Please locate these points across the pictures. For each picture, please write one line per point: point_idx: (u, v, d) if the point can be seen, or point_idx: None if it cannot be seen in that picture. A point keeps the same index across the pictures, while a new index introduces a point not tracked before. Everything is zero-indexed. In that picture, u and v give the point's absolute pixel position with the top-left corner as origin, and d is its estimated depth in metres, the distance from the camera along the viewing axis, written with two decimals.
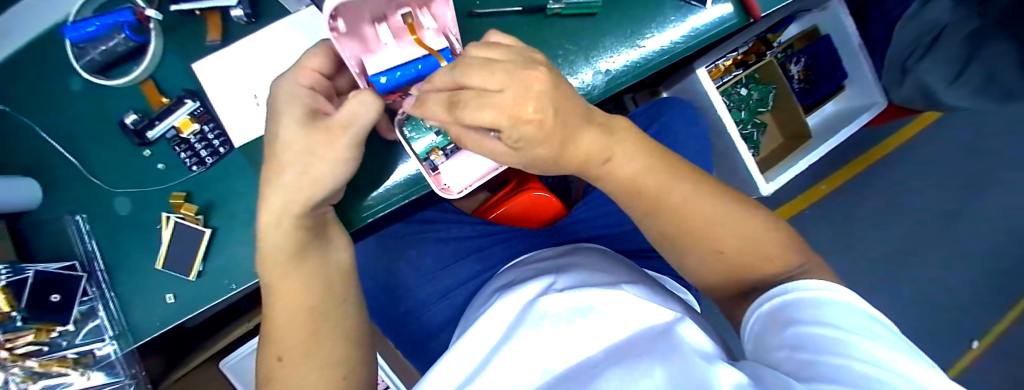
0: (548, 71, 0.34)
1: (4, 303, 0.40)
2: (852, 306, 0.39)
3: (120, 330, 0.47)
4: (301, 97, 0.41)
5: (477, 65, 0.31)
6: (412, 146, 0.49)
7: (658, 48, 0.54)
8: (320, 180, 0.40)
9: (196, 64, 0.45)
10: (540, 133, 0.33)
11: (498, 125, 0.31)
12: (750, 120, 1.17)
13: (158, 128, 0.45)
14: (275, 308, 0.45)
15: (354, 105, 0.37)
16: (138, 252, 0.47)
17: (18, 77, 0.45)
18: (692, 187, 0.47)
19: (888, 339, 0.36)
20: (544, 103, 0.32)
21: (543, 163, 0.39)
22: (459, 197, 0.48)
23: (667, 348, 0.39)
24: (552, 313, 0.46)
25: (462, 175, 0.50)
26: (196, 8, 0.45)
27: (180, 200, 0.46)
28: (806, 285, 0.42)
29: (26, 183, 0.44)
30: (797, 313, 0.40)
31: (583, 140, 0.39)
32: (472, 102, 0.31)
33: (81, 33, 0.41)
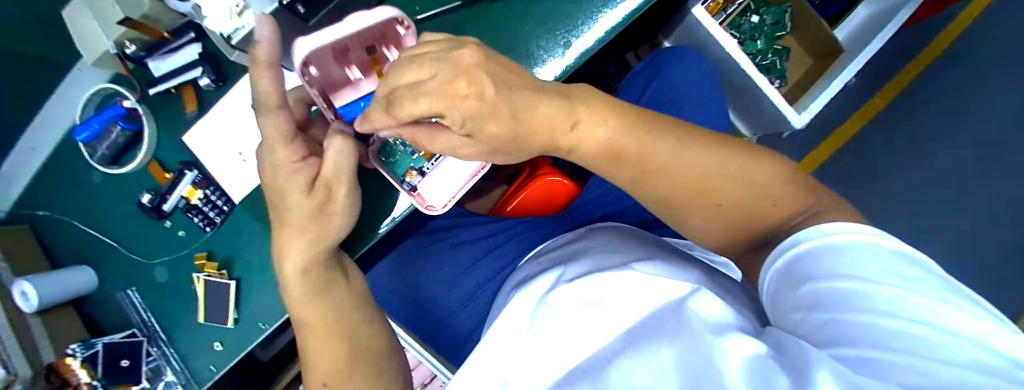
0: (478, 47, 0.36)
1: (85, 375, 0.46)
2: (875, 246, 0.33)
3: (186, 379, 0.53)
4: (289, 166, 0.42)
5: (406, 61, 0.34)
6: (389, 171, 0.49)
7: (627, 6, 0.47)
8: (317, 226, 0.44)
9: (187, 137, 0.50)
10: (483, 110, 0.35)
11: (437, 110, 0.34)
12: (768, 48, 1.06)
13: (169, 201, 0.50)
14: (308, 336, 0.47)
15: (334, 158, 0.42)
16: (182, 312, 0.53)
17: (54, 180, 0.53)
18: (678, 137, 0.43)
19: (915, 279, 0.31)
20: (476, 76, 0.34)
21: (502, 144, 0.38)
22: (444, 212, 0.50)
23: (676, 325, 0.36)
24: (562, 305, 0.44)
25: (442, 189, 0.50)
26: (170, 87, 0.48)
27: (203, 260, 0.51)
28: (822, 231, 0.36)
29: (82, 270, 0.51)
30: (810, 266, 0.35)
31: (540, 110, 0.38)
32: (408, 95, 0.33)
33: (90, 131, 0.48)
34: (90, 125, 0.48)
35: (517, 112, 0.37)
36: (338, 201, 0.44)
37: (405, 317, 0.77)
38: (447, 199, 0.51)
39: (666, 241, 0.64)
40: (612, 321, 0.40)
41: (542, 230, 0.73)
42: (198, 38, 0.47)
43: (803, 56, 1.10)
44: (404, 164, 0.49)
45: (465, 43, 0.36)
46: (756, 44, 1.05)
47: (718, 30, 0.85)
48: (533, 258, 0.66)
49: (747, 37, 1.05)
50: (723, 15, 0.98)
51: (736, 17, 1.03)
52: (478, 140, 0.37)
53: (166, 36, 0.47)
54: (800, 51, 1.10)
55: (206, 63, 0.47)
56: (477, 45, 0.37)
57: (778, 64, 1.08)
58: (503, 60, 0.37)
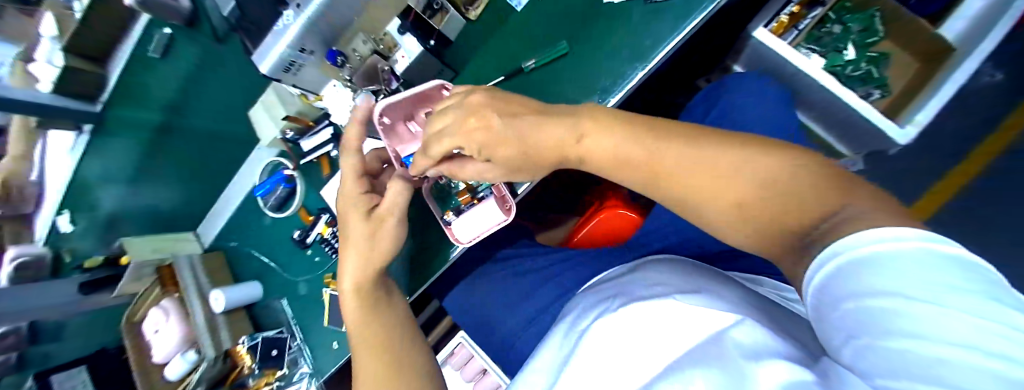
0: (486, 91, 0.49)
1: (250, 358, 0.68)
2: (919, 252, 0.23)
3: (314, 368, 0.69)
4: (360, 200, 0.56)
5: (438, 112, 0.50)
6: (437, 205, 0.63)
7: (649, 58, 0.51)
8: (380, 249, 0.56)
9: (323, 191, 0.66)
10: (489, 139, 0.48)
11: (456, 144, 0.48)
12: (862, 57, 0.95)
13: (311, 235, 0.68)
14: (360, 356, 0.54)
15: (392, 196, 0.54)
16: (315, 319, 0.69)
17: (243, 219, 0.76)
18: (686, 143, 0.43)
19: (979, 291, 0.21)
20: (484, 114, 0.47)
21: (517, 164, 0.50)
22: (467, 246, 0.60)
23: (712, 349, 0.34)
24: (611, 331, 0.48)
25: (472, 227, 0.60)
26: (313, 158, 0.67)
27: (330, 278, 0.67)
28: (849, 245, 0.26)
29: (251, 285, 0.72)
30: (844, 285, 0.25)
31: (545, 131, 0.47)
32: (437, 137, 0.49)
33: (265, 189, 0.69)
34: (266, 184, 0.69)
35: (523, 137, 0.47)
36: (388, 231, 0.55)
37: (482, 336, 0.88)
38: (475, 236, 0.60)
39: (725, 274, 0.63)
40: (658, 351, 0.43)
41: (605, 259, 0.78)
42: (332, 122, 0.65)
43: (906, 57, 1.00)
44: (451, 202, 0.62)
45: (475, 90, 0.50)
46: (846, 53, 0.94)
47: (786, 48, 0.84)
48: (588, 288, 0.71)
49: (830, 49, 0.95)
50: (794, 31, 0.92)
51: (813, 29, 0.96)
52: (496, 161, 0.50)
53: (311, 124, 0.65)
54: (903, 54, 0.99)
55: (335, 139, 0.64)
56: (487, 89, 0.51)
57: (875, 73, 0.96)
58: (506, 97, 0.49)
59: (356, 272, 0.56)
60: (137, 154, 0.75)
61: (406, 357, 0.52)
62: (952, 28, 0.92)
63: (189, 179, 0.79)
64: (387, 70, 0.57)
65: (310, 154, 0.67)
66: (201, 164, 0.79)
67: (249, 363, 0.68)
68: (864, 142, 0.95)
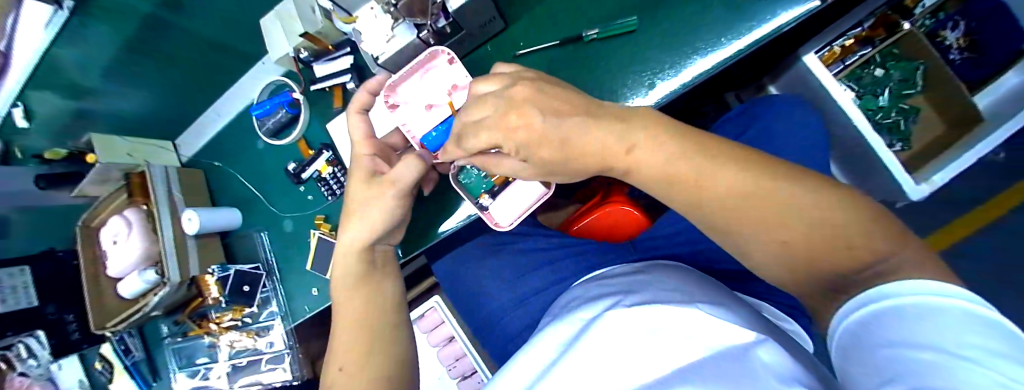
0: (532, 83, 0.42)
1: (217, 290, 0.62)
2: (960, 308, 0.27)
3: (286, 312, 0.64)
4: (363, 164, 0.53)
5: (474, 101, 0.44)
6: (464, 189, 0.54)
7: (715, 58, 0.49)
8: (374, 224, 0.51)
9: (330, 124, 0.61)
10: (532, 137, 0.41)
11: (494, 141, 0.42)
12: (893, 106, 0.93)
13: (307, 172, 0.62)
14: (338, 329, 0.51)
15: (400, 167, 0.50)
16: (296, 260, 0.64)
17: (232, 137, 0.70)
18: (742, 168, 0.39)
19: (982, 331, 0.25)
20: (526, 110, 0.41)
21: (556, 166, 0.43)
22: (509, 230, 0.53)
23: (745, 372, 0.34)
24: (623, 326, 0.44)
25: (509, 210, 0.54)
26: (326, 86, 0.60)
27: (321, 220, 0.62)
28: (899, 291, 0.30)
29: (231, 212, 0.65)
30: (875, 329, 0.30)
31: (590, 138, 0.41)
32: (473, 131, 0.43)
33: (263, 110, 0.62)
34: (264, 105, 0.62)
35: (565, 140, 0.41)
36: (387, 202, 0.50)
37: (464, 306, 0.85)
38: (514, 218, 0.54)
39: (737, 295, 0.60)
40: (669, 350, 0.39)
41: (605, 254, 0.75)
42: (352, 51, 0.59)
43: (935, 119, 0.93)
44: (478, 187, 0.54)
45: (519, 78, 0.43)
46: (877, 100, 0.93)
47: (833, 82, 0.79)
48: (591, 279, 0.69)
49: (868, 92, 0.94)
50: (840, 65, 0.88)
51: (856, 68, 0.92)
52: (533, 163, 0.44)
53: (330, 48, 0.58)
54: (932, 112, 0.93)
55: (353, 71, 0.59)
56: (533, 79, 0.44)
57: (902, 125, 0.94)
58: (557, 92, 0.42)
59: (359, 235, 0.51)
60: (114, 52, 0.58)
61: (381, 337, 0.50)
62: (986, 97, 0.87)
63: (176, 85, 0.67)
64: (439, 4, 0.49)
65: (322, 82, 0.60)
66: (197, 73, 0.67)
67: (214, 295, 0.62)
68: (881, 191, 0.94)
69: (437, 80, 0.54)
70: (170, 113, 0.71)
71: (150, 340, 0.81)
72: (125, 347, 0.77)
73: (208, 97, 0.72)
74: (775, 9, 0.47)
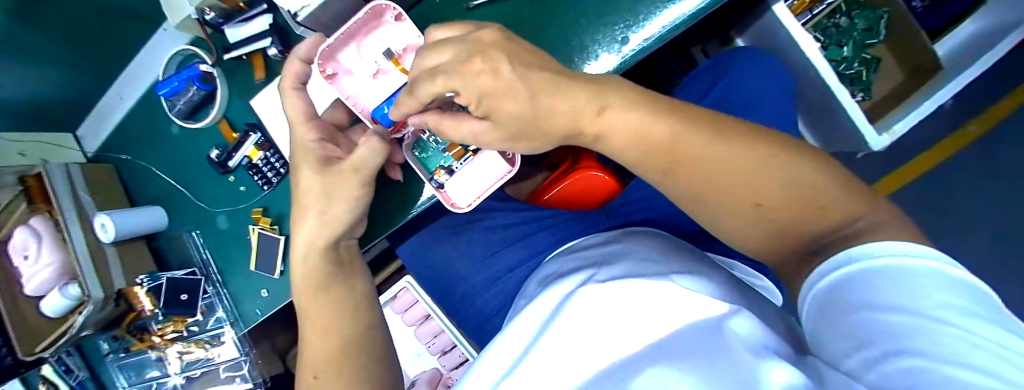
0: (499, 28, 0.36)
1: (149, 302, 0.55)
2: (931, 270, 0.25)
3: (234, 319, 0.59)
4: (311, 151, 0.44)
5: (431, 45, 0.36)
6: (421, 166, 0.48)
7: (690, 3, 0.44)
8: (335, 217, 0.44)
9: (254, 101, 0.53)
10: (495, 87, 0.35)
11: (450, 86, 0.34)
12: (856, 56, 0.84)
13: (235, 158, 0.54)
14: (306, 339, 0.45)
15: (363, 152, 0.42)
16: (237, 260, 0.58)
17: (138, 124, 0.60)
18: (713, 144, 0.35)
19: (945, 287, 0.24)
20: (491, 55, 0.34)
21: (517, 129, 0.37)
22: (468, 211, 0.47)
23: (715, 342, 0.29)
24: (596, 301, 0.38)
25: (470, 187, 0.48)
26: (242, 54, 0.51)
27: (258, 214, 0.55)
28: (868, 252, 0.27)
29: (153, 212, 0.57)
30: (849, 294, 0.26)
31: (557, 105, 0.36)
32: (428, 75, 0.35)
33: (169, 88, 0.52)
34: (168, 82, 0.51)
35: (533, 92, 0.35)
36: (345, 192, 0.43)
37: (435, 290, 0.81)
38: (474, 198, 0.49)
39: (707, 255, 0.58)
40: (648, 319, 0.35)
41: (578, 224, 0.72)
42: (270, 10, 0.50)
43: (894, 68, 0.84)
44: (436, 161, 0.48)
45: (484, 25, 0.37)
46: (841, 51, 0.83)
47: (803, 34, 0.69)
48: (563, 253, 0.65)
49: (833, 42, 0.83)
50: (808, 15, 0.79)
51: (822, 18, 0.82)
52: (496, 121, 0.37)
53: (242, 6, 0.50)
54: (892, 63, 0.84)
55: (274, 34, 0.50)
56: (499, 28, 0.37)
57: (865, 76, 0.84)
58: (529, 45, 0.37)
59: (321, 232, 0.45)
60: None
61: (358, 337, 0.44)
62: (944, 46, 0.78)
63: (69, 63, 0.55)
64: None
65: (237, 49, 0.51)
66: (89, 46, 0.55)
67: (148, 307, 0.56)
68: (839, 142, 0.85)
69: (380, 42, 0.47)
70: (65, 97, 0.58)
71: (92, 358, 0.72)
72: (66, 366, 0.70)
73: (110, 75, 0.60)
74: None
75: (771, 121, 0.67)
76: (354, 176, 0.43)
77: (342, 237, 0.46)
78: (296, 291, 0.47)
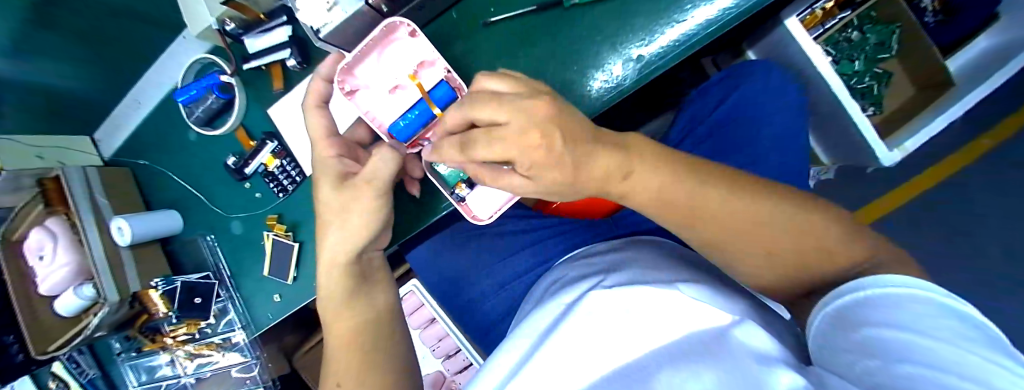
0: (553, 98, 0.34)
1: (164, 305, 0.56)
2: (932, 296, 0.26)
3: (246, 322, 0.59)
4: (331, 166, 0.46)
5: (485, 99, 0.34)
6: (441, 179, 0.47)
7: (706, 22, 0.44)
8: (357, 229, 0.44)
9: (272, 110, 0.54)
10: (547, 160, 0.33)
11: (508, 155, 0.33)
12: (868, 71, 0.84)
13: (251, 166, 0.55)
14: (332, 351, 0.45)
15: (375, 160, 0.42)
16: (251, 264, 0.59)
17: (155, 129, 0.61)
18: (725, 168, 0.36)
19: (943, 309, 0.25)
20: (549, 130, 0.32)
21: (560, 190, 0.36)
22: (490, 224, 0.48)
23: (717, 353, 0.29)
24: (599, 309, 0.37)
25: (490, 201, 0.49)
26: (261, 64, 0.52)
27: (273, 221, 0.56)
28: (879, 281, 0.29)
29: (169, 216, 0.58)
30: (855, 315, 0.28)
31: (597, 163, 0.34)
32: (483, 140, 0.34)
33: (187, 96, 0.52)
34: (187, 90, 0.52)
35: (578, 163, 0.34)
36: (362, 206, 0.43)
37: (441, 294, 0.81)
38: (495, 210, 0.50)
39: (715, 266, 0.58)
40: (664, 331, 0.34)
41: (586, 233, 0.72)
42: (289, 21, 0.51)
43: (905, 83, 0.84)
44: (455, 175, 0.48)
45: (540, 91, 0.35)
46: (853, 65, 0.83)
47: (815, 47, 0.69)
48: (572, 258, 0.66)
49: (845, 56, 0.83)
50: (820, 30, 0.79)
51: (834, 32, 0.82)
52: (538, 183, 0.35)
53: (262, 18, 0.50)
54: (905, 77, 0.84)
55: (293, 45, 0.50)
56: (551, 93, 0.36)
57: (877, 90, 0.85)
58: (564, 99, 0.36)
59: (344, 246, 0.45)
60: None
61: (380, 348, 0.45)
62: (957, 61, 0.79)
63: (87, 68, 0.55)
64: None
65: (256, 59, 0.52)
66: (105, 49, 0.55)
67: (162, 310, 0.56)
68: (848, 156, 0.85)
69: (400, 56, 0.47)
70: (80, 102, 0.58)
71: (103, 356, 0.72)
72: (77, 364, 0.71)
73: (127, 82, 0.60)
74: None
75: (777, 136, 0.68)
76: (372, 186, 0.43)
77: (363, 251, 0.46)
78: (322, 304, 0.47)
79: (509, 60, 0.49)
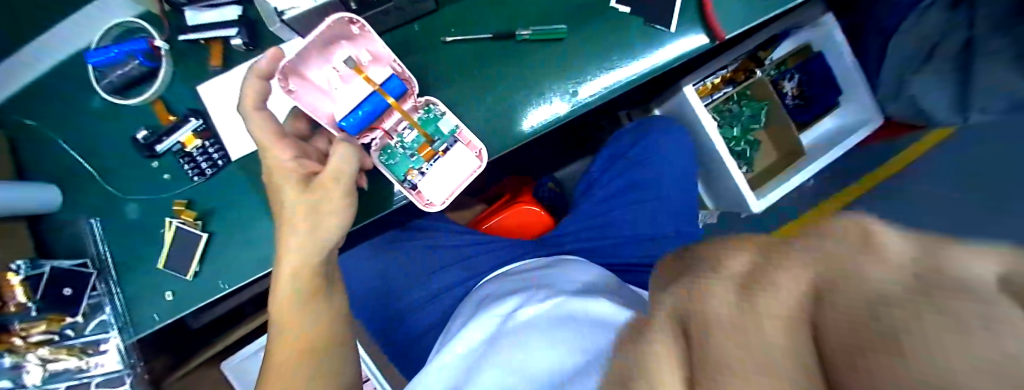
0: None
1: (23, 294, 0.46)
2: None
3: (125, 324, 0.52)
4: (290, 171, 0.45)
5: None
6: (390, 171, 0.51)
7: (626, 76, 0.55)
8: (324, 235, 0.45)
9: (201, 87, 0.51)
10: None
11: None
12: (742, 136, 1.03)
13: (165, 143, 0.51)
14: (278, 356, 0.44)
15: (337, 161, 0.43)
16: (144, 255, 0.53)
17: (50, 92, 0.52)
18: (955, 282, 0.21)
19: None
20: None
21: None
22: (443, 209, 0.51)
23: None
24: None
25: (441, 186, 0.52)
26: (201, 38, 0.50)
27: (181, 207, 0.52)
28: None
29: (49, 190, 0.50)
30: None
31: None
32: None
33: (103, 57, 0.49)
34: (104, 51, 0.49)
35: None
36: (336, 206, 0.44)
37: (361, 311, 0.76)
38: (447, 195, 0.52)
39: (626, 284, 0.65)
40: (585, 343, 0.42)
41: (515, 250, 0.75)
42: (240, 1, 0.50)
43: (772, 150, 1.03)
44: (404, 165, 0.51)
45: None
46: (732, 131, 1.02)
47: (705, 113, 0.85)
48: (498, 277, 0.68)
49: (727, 123, 1.01)
50: (710, 99, 0.97)
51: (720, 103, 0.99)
52: None
53: None
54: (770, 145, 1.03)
55: (242, 25, 0.49)
56: None
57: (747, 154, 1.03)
58: None
59: (308, 250, 0.44)
60: None
61: (330, 353, 0.45)
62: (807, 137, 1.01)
63: None
64: None
65: (196, 32, 0.50)
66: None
67: (18, 301, 0.46)
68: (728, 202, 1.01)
69: (341, 51, 0.46)
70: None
71: None
72: None
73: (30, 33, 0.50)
74: (667, 34, 0.55)
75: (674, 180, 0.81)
76: (335, 184, 0.44)
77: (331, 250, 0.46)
78: (273, 297, 0.46)
79: (461, 76, 0.53)
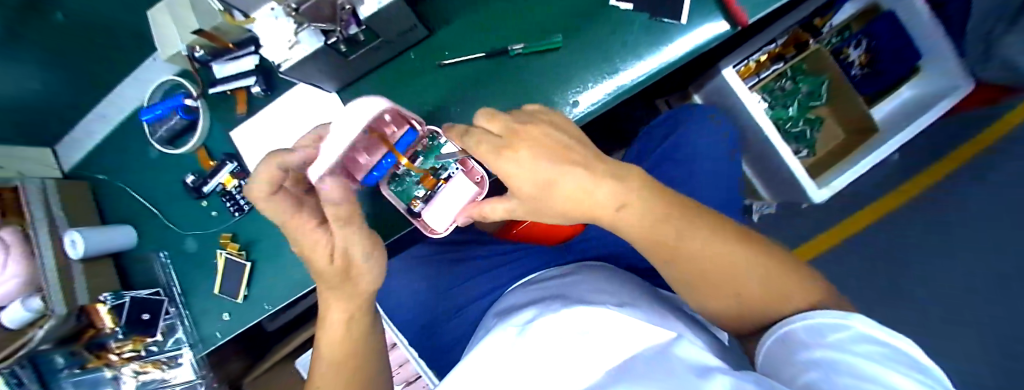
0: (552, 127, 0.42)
1: (110, 321, 0.54)
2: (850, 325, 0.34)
3: (194, 341, 0.60)
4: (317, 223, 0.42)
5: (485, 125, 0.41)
6: (395, 198, 0.53)
7: (632, 78, 0.51)
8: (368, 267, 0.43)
9: (234, 131, 0.56)
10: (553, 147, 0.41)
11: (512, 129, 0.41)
12: (800, 116, 0.92)
13: (209, 185, 0.57)
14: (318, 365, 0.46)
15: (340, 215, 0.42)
16: (203, 283, 0.60)
17: (119, 145, 0.62)
18: (680, 215, 0.42)
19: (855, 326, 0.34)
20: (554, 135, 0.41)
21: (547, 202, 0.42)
22: (444, 235, 0.51)
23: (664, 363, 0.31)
24: (559, 327, 0.38)
25: (444, 214, 0.52)
26: (227, 89, 0.55)
27: (226, 240, 0.58)
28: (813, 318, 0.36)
29: (125, 230, 0.59)
30: (814, 338, 0.35)
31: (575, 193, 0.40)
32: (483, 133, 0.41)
33: (151, 115, 0.55)
34: (152, 110, 0.55)
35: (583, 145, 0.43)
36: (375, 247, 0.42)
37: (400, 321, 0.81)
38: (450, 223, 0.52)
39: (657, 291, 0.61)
40: (608, 355, 0.33)
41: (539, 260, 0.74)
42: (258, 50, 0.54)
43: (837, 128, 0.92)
44: (410, 192, 0.53)
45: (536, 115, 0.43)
46: (787, 111, 0.92)
47: (749, 96, 0.76)
48: (524, 285, 0.68)
49: (779, 103, 0.92)
50: (755, 79, 0.87)
51: (769, 81, 0.89)
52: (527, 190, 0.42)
53: (232, 46, 0.53)
54: (834, 122, 0.91)
55: (258, 74, 0.55)
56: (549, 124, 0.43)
57: (809, 134, 0.93)
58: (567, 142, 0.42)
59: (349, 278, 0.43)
60: None
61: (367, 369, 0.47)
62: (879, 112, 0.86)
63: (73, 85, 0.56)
64: (349, 8, 0.41)
65: (222, 84, 0.56)
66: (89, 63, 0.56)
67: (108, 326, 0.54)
68: (784, 193, 0.91)
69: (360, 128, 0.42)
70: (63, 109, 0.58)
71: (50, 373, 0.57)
72: None
73: (105, 88, 0.60)
74: (674, 24, 0.50)
75: (711, 174, 0.74)
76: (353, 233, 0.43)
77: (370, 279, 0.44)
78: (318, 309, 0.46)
79: (460, 97, 0.54)
